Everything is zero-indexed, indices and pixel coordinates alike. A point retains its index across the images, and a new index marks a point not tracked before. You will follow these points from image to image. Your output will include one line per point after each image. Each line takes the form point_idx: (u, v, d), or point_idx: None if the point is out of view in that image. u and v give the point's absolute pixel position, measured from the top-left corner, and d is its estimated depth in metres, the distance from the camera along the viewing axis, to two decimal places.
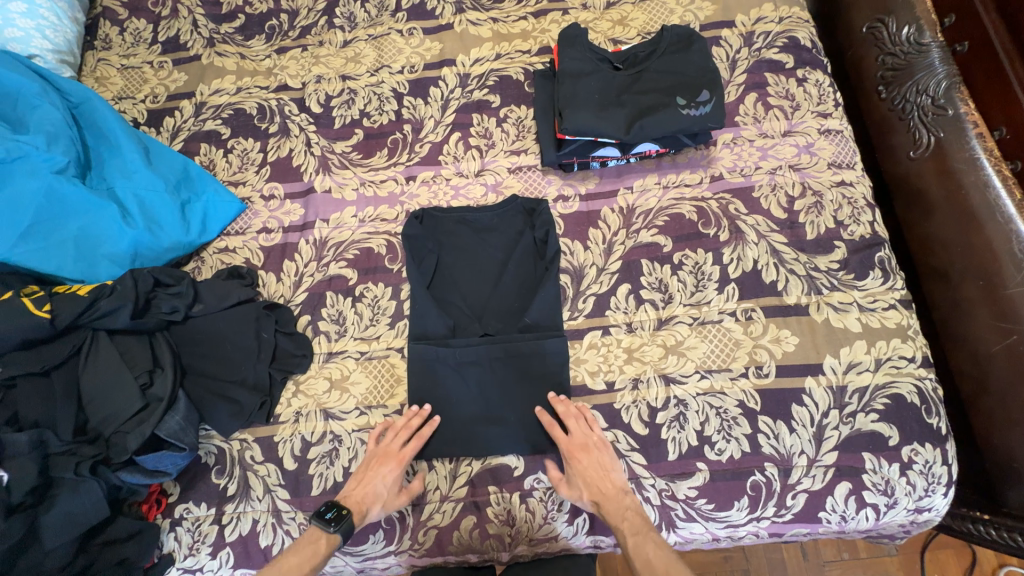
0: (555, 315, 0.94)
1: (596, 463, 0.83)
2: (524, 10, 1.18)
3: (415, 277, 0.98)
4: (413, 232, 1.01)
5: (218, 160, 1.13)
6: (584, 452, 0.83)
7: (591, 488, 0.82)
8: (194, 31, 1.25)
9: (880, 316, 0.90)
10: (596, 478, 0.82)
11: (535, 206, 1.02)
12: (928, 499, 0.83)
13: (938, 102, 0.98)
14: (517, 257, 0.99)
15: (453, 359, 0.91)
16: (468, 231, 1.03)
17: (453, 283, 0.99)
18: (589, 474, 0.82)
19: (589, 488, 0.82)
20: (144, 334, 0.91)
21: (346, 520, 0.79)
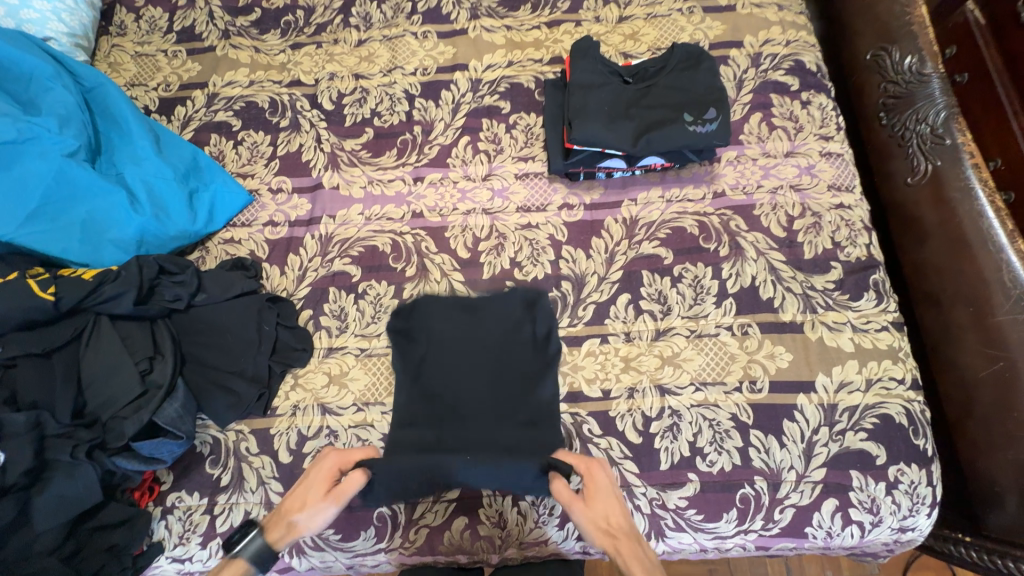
0: (551, 408, 0.91)
1: (604, 498, 0.77)
2: (538, 20, 1.20)
3: (403, 363, 0.95)
4: (400, 330, 0.97)
5: (227, 151, 1.14)
6: (596, 488, 0.78)
7: (603, 524, 0.75)
8: (209, 22, 1.26)
9: (873, 338, 0.92)
10: (609, 516, 0.75)
11: (536, 298, 0.98)
12: (912, 519, 0.85)
13: (937, 131, 1.01)
14: (514, 350, 0.96)
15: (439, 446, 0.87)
16: (462, 311, 0.98)
17: (446, 367, 0.94)
18: (600, 509, 0.76)
19: (600, 529, 0.74)
20: (146, 321, 0.91)
21: (254, 540, 0.77)
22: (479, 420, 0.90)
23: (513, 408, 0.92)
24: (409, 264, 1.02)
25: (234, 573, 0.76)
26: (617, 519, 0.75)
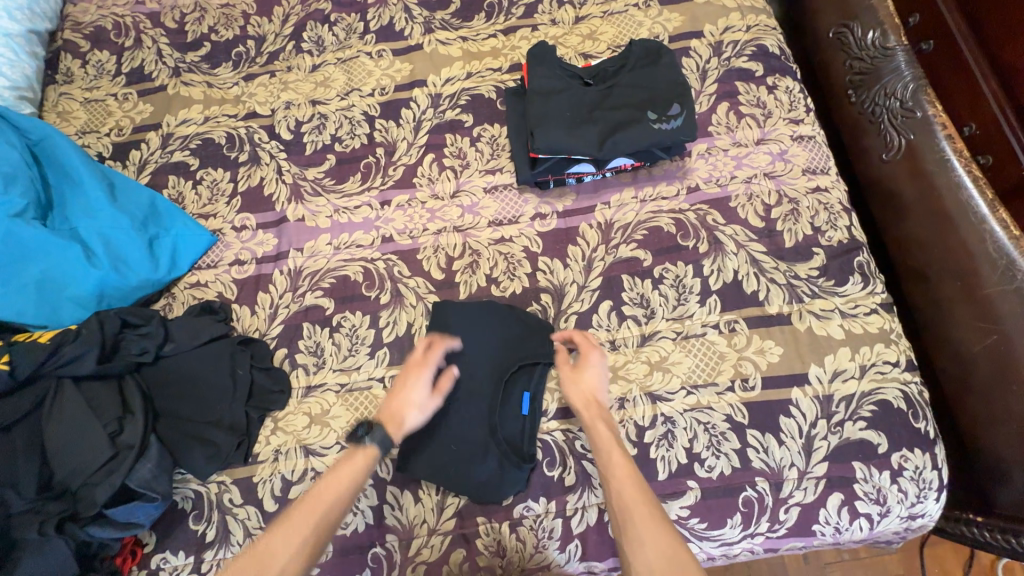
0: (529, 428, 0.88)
1: (593, 373, 0.86)
2: (493, 28, 1.17)
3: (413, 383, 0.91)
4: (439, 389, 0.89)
5: (187, 192, 1.10)
6: (591, 368, 0.86)
7: (586, 396, 0.84)
8: (158, 61, 1.23)
9: (863, 322, 0.90)
10: (593, 391, 0.85)
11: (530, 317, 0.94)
12: (921, 505, 0.82)
13: (906, 105, 0.99)
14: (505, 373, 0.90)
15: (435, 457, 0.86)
16: (478, 324, 0.92)
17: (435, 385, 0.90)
18: (588, 380, 0.85)
19: (581, 401, 0.84)
20: (112, 378, 0.87)
21: (379, 431, 0.79)
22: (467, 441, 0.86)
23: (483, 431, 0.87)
24: (383, 291, 0.99)
25: (365, 459, 0.78)
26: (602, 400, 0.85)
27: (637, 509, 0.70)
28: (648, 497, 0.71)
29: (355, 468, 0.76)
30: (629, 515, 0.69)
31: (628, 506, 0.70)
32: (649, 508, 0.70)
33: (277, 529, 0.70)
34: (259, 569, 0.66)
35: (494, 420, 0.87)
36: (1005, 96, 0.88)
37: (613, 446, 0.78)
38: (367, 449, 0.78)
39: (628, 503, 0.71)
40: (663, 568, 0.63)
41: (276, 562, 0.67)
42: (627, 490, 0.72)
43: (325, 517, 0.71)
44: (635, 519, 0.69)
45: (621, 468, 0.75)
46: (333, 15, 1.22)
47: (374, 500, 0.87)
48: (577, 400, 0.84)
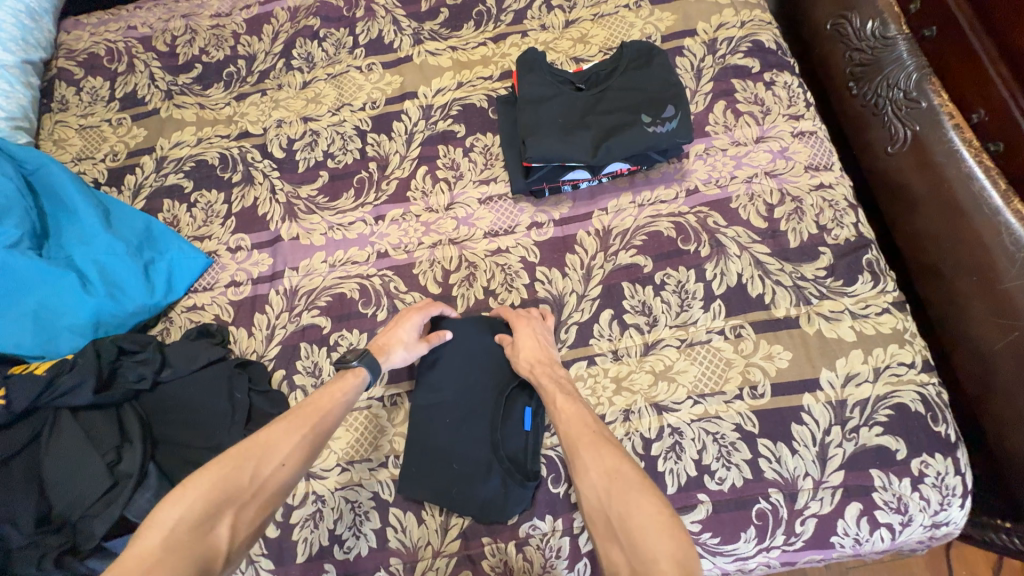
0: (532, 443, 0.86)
1: (534, 339, 0.86)
2: (483, 36, 1.16)
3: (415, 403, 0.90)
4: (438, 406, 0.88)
5: (182, 215, 1.10)
6: (523, 328, 0.87)
7: (531, 356, 0.85)
8: (151, 85, 1.23)
9: (874, 322, 0.86)
10: (539, 351, 0.85)
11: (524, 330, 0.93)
12: (945, 513, 0.79)
13: (911, 95, 0.96)
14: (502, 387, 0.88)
15: (438, 478, 0.84)
16: (472, 339, 0.92)
17: (434, 404, 0.89)
18: (527, 346, 0.85)
19: (527, 359, 0.85)
20: (110, 407, 0.86)
21: (368, 355, 0.85)
22: (470, 460, 0.84)
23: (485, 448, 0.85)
24: (380, 308, 0.98)
25: (357, 379, 0.83)
26: (548, 355, 0.85)
27: (578, 436, 0.72)
28: (591, 422, 0.73)
29: (347, 384, 0.82)
30: (575, 449, 0.70)
31: (575, 443, 0.71)
32: (595, 440, 0.70)
33: (272, 424, 0.75)
34: (260, 457, 0.71)
35: (495, 438, 0.85)
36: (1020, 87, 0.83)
37: (556, 389, 0.79)
38: (356, 369, 0.84)
39: (573, 436, 0.72)
40: (604, 482, 0.65)
41: (277, 455, 0.73)
42: (569, 425, 0.74)
43: (324, 419, 0.78)
44: (580, 449, 0.70)
45: (567, 412, 0.76)
46: (322, 31, 1.22)
47: (378, 523, 0.85)
48: (524, 364, 0.84)
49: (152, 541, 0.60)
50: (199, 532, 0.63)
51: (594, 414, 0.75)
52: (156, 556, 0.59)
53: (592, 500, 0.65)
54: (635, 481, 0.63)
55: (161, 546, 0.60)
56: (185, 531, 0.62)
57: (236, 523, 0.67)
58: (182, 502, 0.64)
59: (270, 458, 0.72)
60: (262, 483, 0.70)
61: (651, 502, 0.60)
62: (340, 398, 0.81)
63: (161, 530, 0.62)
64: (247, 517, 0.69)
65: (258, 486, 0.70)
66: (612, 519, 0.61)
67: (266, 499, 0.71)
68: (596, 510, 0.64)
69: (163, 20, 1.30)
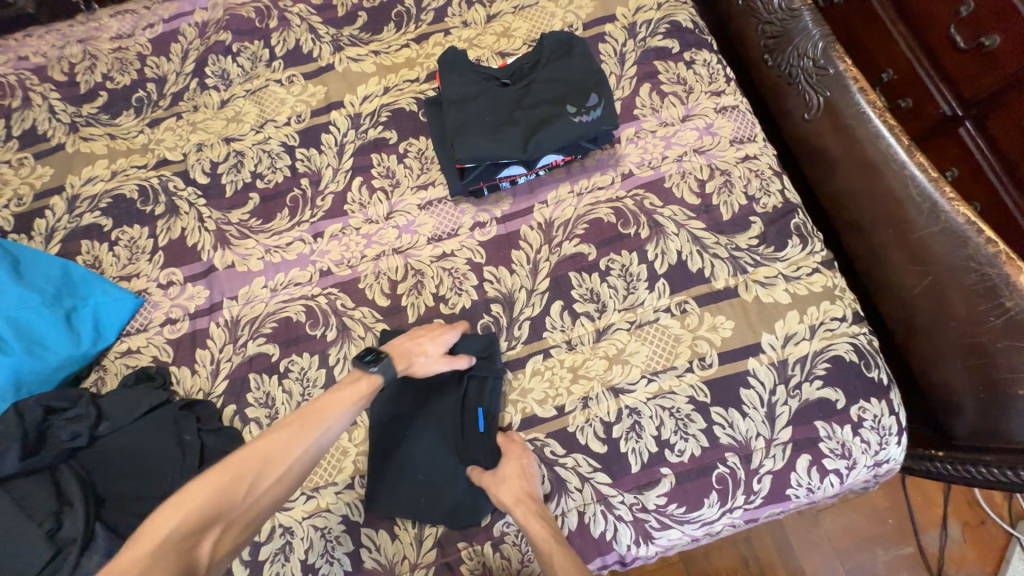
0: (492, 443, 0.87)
1: (520, 470, 0.81)
2: (405, 38, 1.13)
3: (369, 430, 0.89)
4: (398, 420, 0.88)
5: (103, 255, 1.03)
6: (512, 464, 0.82)
7: (524, 485, 0.80)
8: (51, 118, 1.14)
9: (806, 283, 0.91)
10: (528, 484, 0.81)
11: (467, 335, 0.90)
12: (884, 451, 0.85)
13: (819, 62, 1.01)
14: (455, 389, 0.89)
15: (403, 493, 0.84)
16: None
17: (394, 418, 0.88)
18: (513, 479, 0.80)
19: (513, 501, 0.79)
20: (44, 471, 0.81)
21: (386, 360, 0.81)
22: (435, 469, 0.85)
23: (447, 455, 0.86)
24: (328, 327, 0.95)
25: (369, 387, 0.80)
26: (535, 491, 0.81)
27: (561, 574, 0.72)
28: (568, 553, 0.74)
29: (357, 392, 0.79)
30: None
31: None
32: None
33: (283, 430, 0.72)
34: (259, 468, 0.68)
35: (455, 444, 0.86)
36: (946, 84, 1.04)
37: (550, 540, 0.76)
38: (372, 380, 0.80)
39: None
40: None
41: (278, 465, 0.70)
42: None
43: (325, 430, 0.75)
44: None
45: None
46: (234, 45, 1.16)
47: (350, 545, 0.83)
48: (508, 499, 0.79)
49: (139, 553, 0.57)
50: (187, 544, 0.60)
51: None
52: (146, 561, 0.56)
53: None
54: None
55: (148, 555, 0.57)
56: (176, 542, 0.60)
57: (217, 545, 0.63)
58: (178, 510, 0.62)
59: (272, 470, 0.69)
60: (256, 500, 0.67)
61: None
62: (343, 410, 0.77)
63: (156, 536, 0.60)
64: (229, 539, 0.65)
65: (252, 503, 0.67)
66: None
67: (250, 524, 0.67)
68: None
69: (57, 47, 1.21)
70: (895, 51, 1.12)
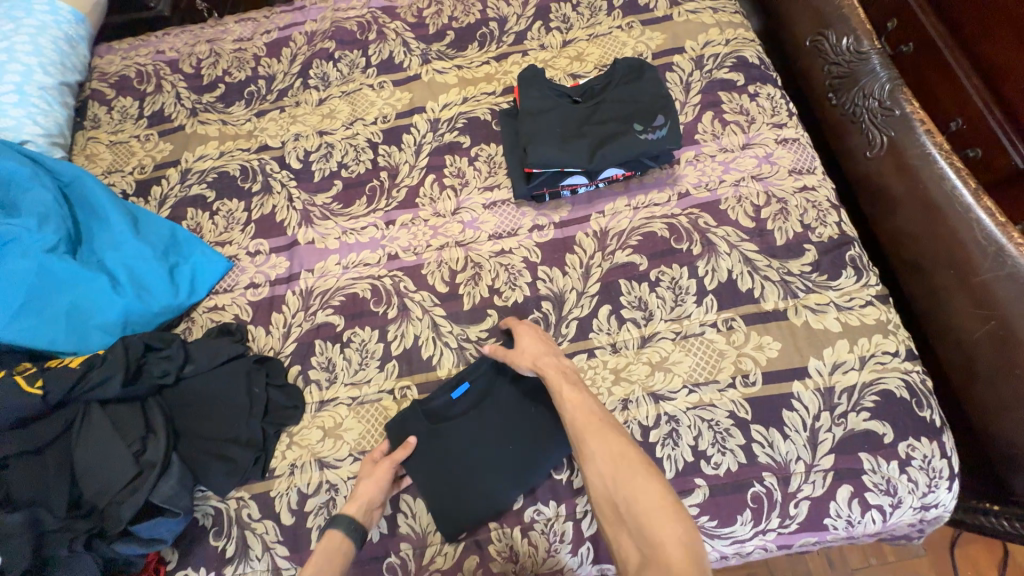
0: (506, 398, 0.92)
1: (533, 338, 0.90)
2: (486, 55, 1.25)
3: (420, 451, 0.89)
4: (436, 466, 0.88)
5: (204, 222, 1.17)
6: (525, 335, 0.91)
7: (535, 353, 0.88)
8: (177, 103, 1.32)
9: (859, 314, 0.91)
10: (541, 349, 0.89)
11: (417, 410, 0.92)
12: (933, 494, 0.82)
13: (885, 104, 1.04)
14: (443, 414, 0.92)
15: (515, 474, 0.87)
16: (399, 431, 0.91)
17: (433, 460, 0.88)
18: (530, 347, 0.89)
19: (530, 360, 0.87)
20: (136, 400, 0.92)
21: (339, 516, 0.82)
22: (508, 445, 0.88)
23: (500, 432, 0.89)
24: (390, 306, 1.03)
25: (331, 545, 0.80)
26: (550, 351, 0.88)
27: (588, 430, 0.74)
28: (598, 414, 0.77)
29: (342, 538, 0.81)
30: (579, 436, 0.75)
31: (581, 433, 0.75)
32: (601, 431, 0.74)
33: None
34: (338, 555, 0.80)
35: (492, 416, 0.90)
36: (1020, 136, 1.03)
37: (562, 379, 0.83)
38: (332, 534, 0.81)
39: (579, 424, 0.76)
40: (612, 471, 0.69)
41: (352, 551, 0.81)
42: (576, 413, 0.77)
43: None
44: (586, 435, 0.74)
45: (571, 399, 0.79)
46: (337, 53, 1.31)
47: (388, 510, 0.89)
48: (525, 363, 0.87)
49: None
50: None
51: (599, 404, 0.79)
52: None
53: (599, 484, 0.70)
54: (637, 466, 0.68)
55: None
56: None
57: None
58: None
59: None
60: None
61: (651, 481, 0.66)
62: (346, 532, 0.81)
63: None
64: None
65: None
66: (619, 504, 0.66)
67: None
68: (604, 497, 0.68)
69: (190, 45, 1.40)
70: (966, 101, 1.12)
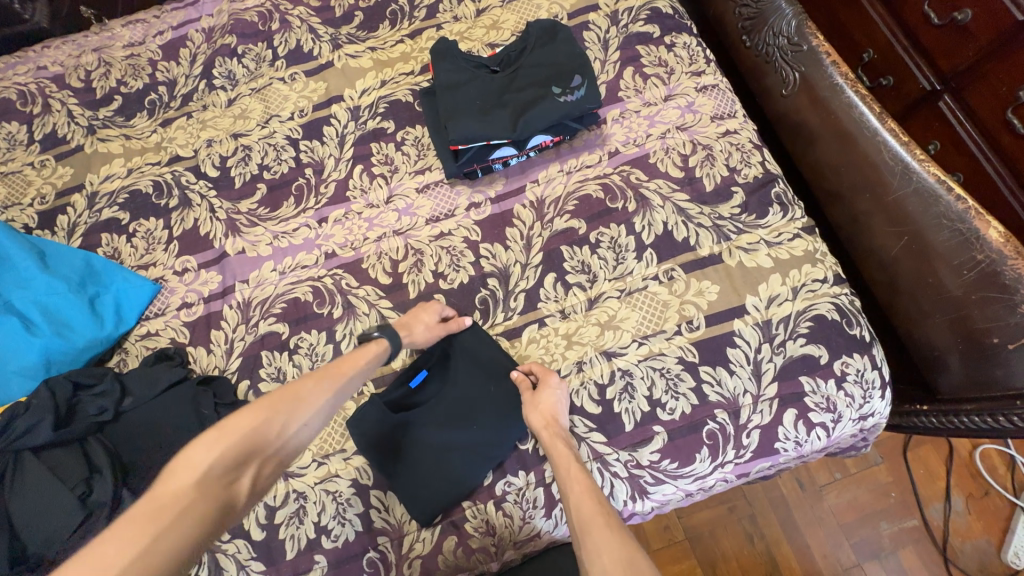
0: (470, 383, 0.92)
1: (552, 398, 0.85)
2: (400, 34, 1.20)
3: (385, 440, 0.88)
4: (401, 455, 0.88)
5: (122, 246, 1.09)
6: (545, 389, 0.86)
7: (546, 417, 0.83)
8: (71, 122, 1.22)
9: (788, 248, 0.95)
10: (553, 413, 0.84)
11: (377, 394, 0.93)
12: (869, 405, 0.88)
13: (793, 40, 1.06)
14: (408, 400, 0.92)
15: (477, 456, 0.87)
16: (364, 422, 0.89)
17: (398, 451, 0.88)
18: (547, 403, 0.85)
19: (541, 421, 0.83)
20: (73, 442, 0.86)
21: (390, 328, 0.88)
22: (472, 429, 0.88)
23: (463, 417, 0.89)
24: (335, 306, 1.00)
25: (375, 351, 0.85)
26: (561, 417, 0.85)
27: (595, 521, 0.72)
28: (605, 508, 0.74)
29: (370, 355, 0.85)
30: (587, 529, 0.71)
31: (589, 530, 0.71)
32: (611, 528, 0.70)
33: (308, 381, 0.78)
34: (299, 401, 0.75)
35: (455, 400, 0.91)
36: (926, 61, 1.09)
37: (569, 458, 0.80)
38: (381, 340, 0.87)
39: (586, 516, 0.73)
40: None
41: (304, 413, 0.75)
42: (584, 506, 0.74)
43: (350, 379, 0.81)
44: (593, 530, 0.70)
45: (583, 493, 0.76)
46: (239, 47, 1.22)
47: (361, 507, 0.88)
48: (537, 421, 0.83)
49: (186, 481, 0.63)
50: (226, 479, 0.66)
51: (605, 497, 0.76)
52: (186, 498, 0.61)
53: None
54: None
55: (195, 484, 0.63)
56: (216, 477, 0.65)
57: (258, 472, 0.70)
58: (216, 446, 0.67)
59: (300, 408, 0.74)
60: (287, 440, 0.73)
61: None
62: (355, 366, 0.82)
63: (195, 470, 0.64)
64: (266, 471, 0.71)
65: (282, 444, 0.72)
66: None
67: (292, 448, 0.74)
68: None
69: (75, 56, 1.28)
70: (873, 31, 1.17)
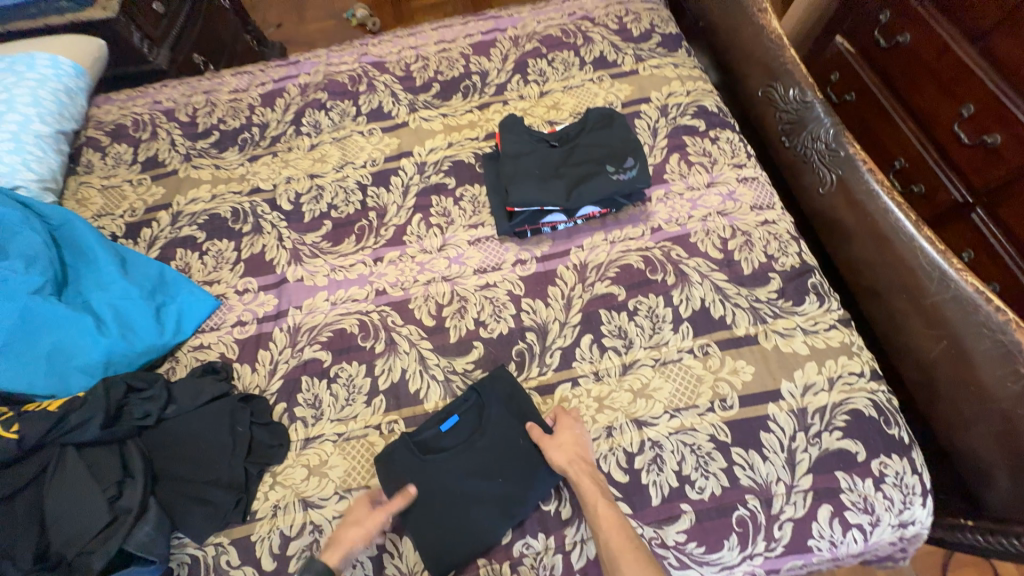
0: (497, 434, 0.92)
1: (572, 437, 0.88)
2: (470, 105, 1.35)
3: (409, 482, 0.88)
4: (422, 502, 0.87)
5: (193, 262, 1.19)
6: (565, 423, 0.90)
7: (570, 455, 0.85)
8: (171, 149, 1.37)
9: (824, 337, 0.97)
10: (579, 450, 0.86)
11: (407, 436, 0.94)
12: (909, 512, 0.85)
13: (831, 146, 1.13)
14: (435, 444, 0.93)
15: (496, 512, 0.86)
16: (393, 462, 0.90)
17: (420, 496, 0.87)
18: (569, 441, 0.87)
19: (566, 460, 0.85)
20: (114, 444, 0.90)
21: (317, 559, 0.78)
22: (494, 482, 0.88)
23: (488, 468, 0.89)
24: (378, 340, 1.05)
25: None
26: (586, 454, 0.87)
27: (624, 555, 0.75)
28: (636, 544, 0.77)
29: None
30: (616, 563, 0.75)
31: (617, 563, 0.75)
32: (639, 564, 0.74)
33: None
34: None
35: (480, 450, 0.90)
36: (958, 175, 1.16)
37: (596, 494, 0.81)
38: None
39: (615, 550, 0.76)
40: None
41: None
42: (613, 539, 0.77)
43: None
44: (620, 562, 0.74)
45: (610, 528, 0.78)
46: (328, 103, 1.39)
47: (374, 550, 0.86)
48: (562, 460, 0.84)
49: None
50: None
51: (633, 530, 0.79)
52: None
53: None
54: None
55: None
56: None
57: None
58: None
59: None
60: None
61: None
62: None
63: None
64: None
65: None
66: None
67: None
68: None
69: (187, 95, 1.47)
70: (905, 143, 1.26)
